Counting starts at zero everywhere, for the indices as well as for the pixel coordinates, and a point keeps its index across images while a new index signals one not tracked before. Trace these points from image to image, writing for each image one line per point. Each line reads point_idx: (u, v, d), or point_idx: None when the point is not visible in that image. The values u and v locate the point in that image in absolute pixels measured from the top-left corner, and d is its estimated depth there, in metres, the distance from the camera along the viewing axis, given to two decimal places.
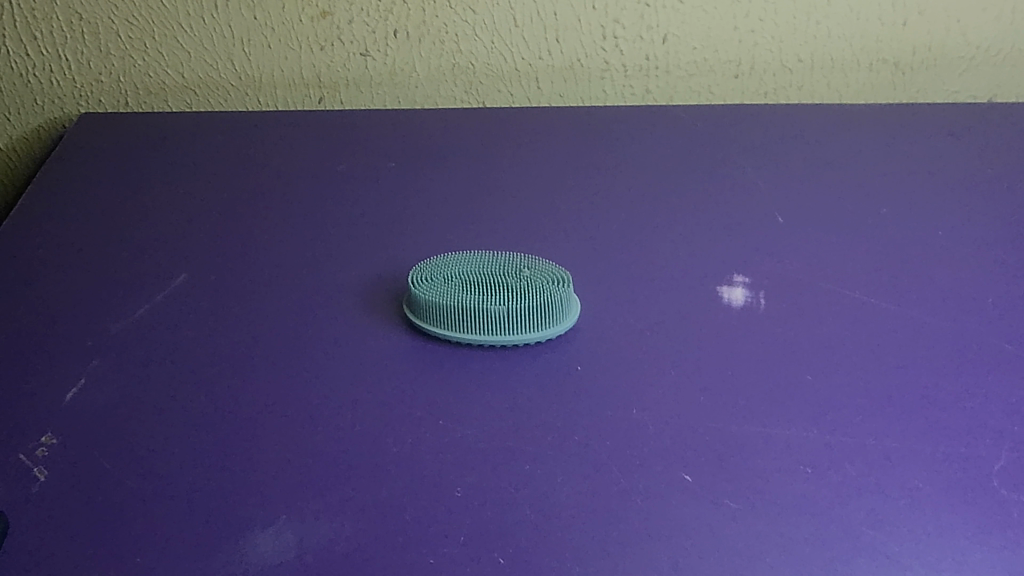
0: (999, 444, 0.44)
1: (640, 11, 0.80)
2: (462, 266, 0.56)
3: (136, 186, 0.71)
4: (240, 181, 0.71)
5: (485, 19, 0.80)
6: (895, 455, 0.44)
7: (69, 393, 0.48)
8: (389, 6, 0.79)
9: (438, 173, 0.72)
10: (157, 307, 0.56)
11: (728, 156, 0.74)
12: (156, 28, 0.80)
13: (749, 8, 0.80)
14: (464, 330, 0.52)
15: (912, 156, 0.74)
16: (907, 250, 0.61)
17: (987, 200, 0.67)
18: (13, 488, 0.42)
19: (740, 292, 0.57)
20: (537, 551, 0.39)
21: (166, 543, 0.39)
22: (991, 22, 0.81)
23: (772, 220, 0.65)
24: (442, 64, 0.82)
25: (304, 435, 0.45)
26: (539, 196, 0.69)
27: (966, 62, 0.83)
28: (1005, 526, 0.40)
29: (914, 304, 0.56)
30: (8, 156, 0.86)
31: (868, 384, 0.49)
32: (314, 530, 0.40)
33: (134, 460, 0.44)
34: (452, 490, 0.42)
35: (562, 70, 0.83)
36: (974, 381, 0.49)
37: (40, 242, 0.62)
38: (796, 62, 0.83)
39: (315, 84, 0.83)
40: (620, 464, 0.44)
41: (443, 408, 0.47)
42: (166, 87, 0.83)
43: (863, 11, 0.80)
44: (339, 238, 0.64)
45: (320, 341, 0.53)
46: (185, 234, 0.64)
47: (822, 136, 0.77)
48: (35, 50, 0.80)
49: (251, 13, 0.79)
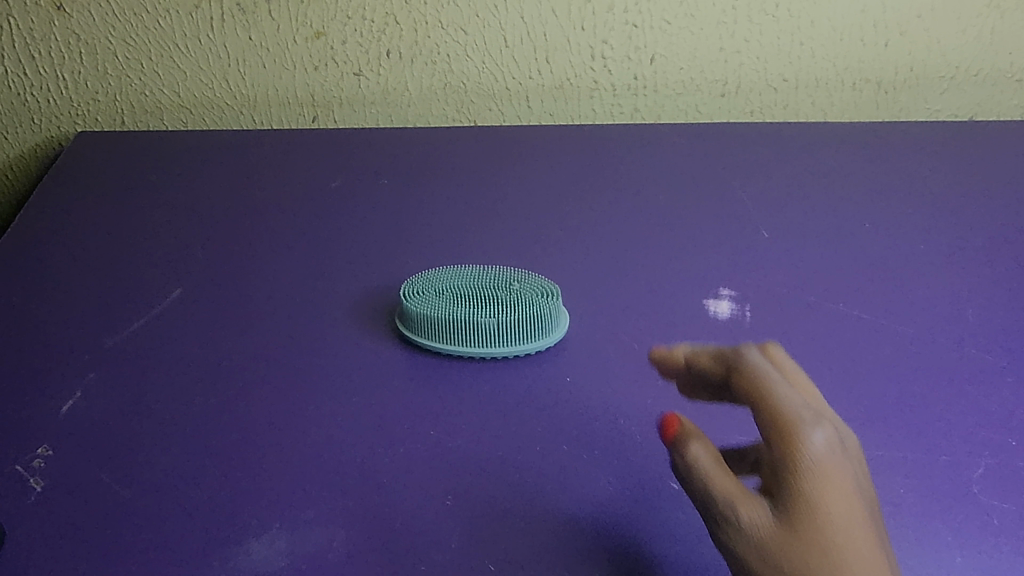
0: (979, 452, 0.45)
1: (628, 32, 0.81)
2: (454, 280, 0.57)
3: (131, 202, 0.71)
4: (236, 197, 0.72)
5: (476, 40, 0.81)
6: (877, 462, 0.45)
7: (65, 406, 0.49)
8: (382, 27, 0.80)
9: (431, 189, 0.74)
10: (153, 321, 0.57)
11: (715, 172, 0.76)
12: (153, 49, 0.81)
13: (734, 28, 0.82)
14: (455, 343, 0.53)
15: (895, 171, 0.75)
16: (890, 263, 0.63)
17: (967, 215, 0.68)
18: (10, 500, 0.42)
19: (727, 304, 0.58)
20: (527, 558, 0.40)
21: (162, 551, 0.40)
22: (971, 42, 0.83)
23: (758, 234, 0.66)
24: (435, 83, 0.84)
25: (297, 445, 0.46)
26: (530, 211, 0.70)
27: (947, 81, 0.85)
28: (985, 531, 0.41)
29: (896, 315, 0.57)
30: (5, 174, 0.87)
31: (851, 394, 0.50)
32: (308, 538, 0.40)
33: (129, 470, 0.44)
34: (444, 498, 0.43)
35: (552, 89, 0.84)
36: (955, 391, 0.50)
37: (37, 259, 0.63)
38: (781, 81, 0.85)
39: (309, 103, 0.84)
40: (609, 473, 0.44)
41: (435, 419, 0.48)
42: (162, 105, 0.84)
43: (845, 32, 0.82)
44: (332, 253, 0.65)
45: (314, 353, 0.54)
46: (180, 250, 0.65)
47: (807, 152, 0.79)
48: (33, 70, 0.81)
49: (246, 34, 0.80)
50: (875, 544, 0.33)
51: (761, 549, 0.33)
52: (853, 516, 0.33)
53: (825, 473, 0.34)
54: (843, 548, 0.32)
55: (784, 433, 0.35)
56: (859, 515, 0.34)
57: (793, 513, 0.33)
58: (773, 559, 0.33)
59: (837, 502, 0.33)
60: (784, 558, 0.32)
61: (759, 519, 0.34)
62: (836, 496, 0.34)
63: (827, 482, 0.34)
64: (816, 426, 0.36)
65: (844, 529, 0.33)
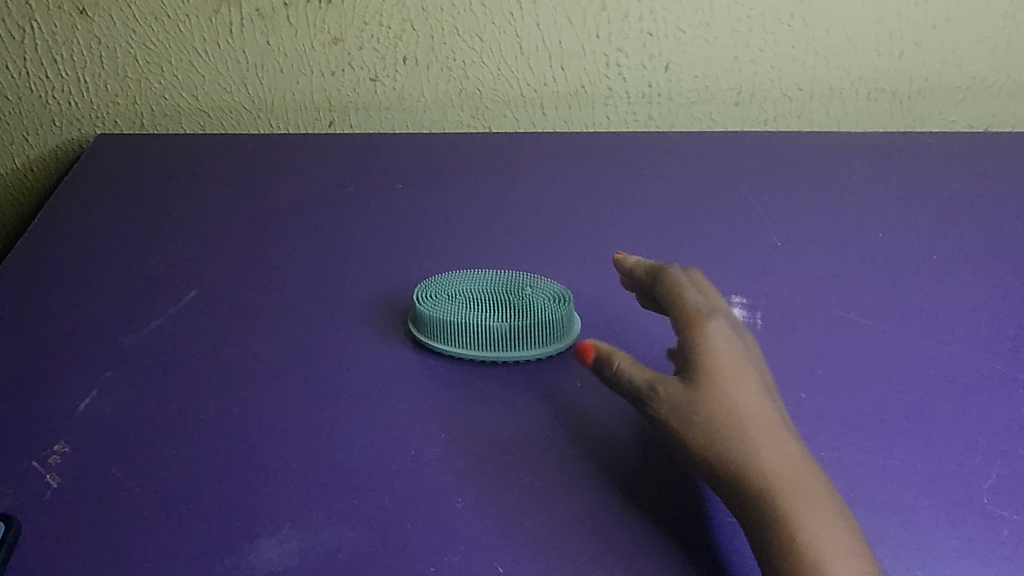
0: (989, 462, 0.45)
1: (642, 40, 0.82)
2: (467, 285, 0.58)
3: (149, 204, 0.72)
4: (252, 200, 0.73)
5: (492, 47, 0.82)
6: (887, 472, 0.45)
7: (82, 404, 0.49)
8: (398, 33, 0.81)
9: (445, 194, 0.74)
10: (169, 321, 0.57)
11: (730, 181, 0.76)
12: (173, 53, 0.82)
13: (749, 37, 0.82)
14: (468, 348, 0.53)
15: (909, 182, 0.75)
16: (903, 273, 0.63)
17: (981, 225, 0.68)
18: (27, 496, 0.43)
19: (739, 313, 0.58)
20: (535, 560, 0.40)
21: (174, 549, 0.40)
22: (986, 53, 0.83)
23: (771, 243, 0.67)
24: (450, 89, 0.84)
25: (310, 446, 0.47)
26: (544, 217, 0.71)
27: (963, 92, 0.85)
28: (993, 541, 0.41)
29: (908, 325, 0.57)
30: (26, 174, 0.88)
31: (861, 403, 0.50)
32: (318, 537, 0.41)
33: (143, 468, 0.45)
34: (454, 501, 0.43)
35: (567, 97, 0.85)
36: (967, 402, 0.50)
37: (56, 258, 0.64)
38: (796, 90, 0.85)
39: (326, 108, 0.85)
40: (618, 478, 0.45)
41: (445, 423, 0.48)
42: (181, 109, 0.85)
43: (860, 42, 0.82)
44: (346, 256, 0.65)
45: (327, 355, 0.54)
46: (196, 252, 0.65)
47: (821, 162, 0.79)
48: (55, 72, 0.82)
49: (265, 40, 0.81)
50: (767, 398, 0.41)
51: (675, 409, 0.40)
52: (745, 376, 0.41)
53: (721, 348, 0.42)
54: (737, 397, 0.40)
55: (687, 324, 0.44)
56: (751, 375, 0.41)
57: (697, 377, 0.41)
58: (686, 412, 0.40)
59: (731, 367, 0.41)
60: (690, 410, 0.40)
61: (672, 386, 0.41)
62: (729, 361, 0.42)
63: (722, 353, 0.42)
64: (713, 316, 0.45)
65: (739, 382, 0.41)
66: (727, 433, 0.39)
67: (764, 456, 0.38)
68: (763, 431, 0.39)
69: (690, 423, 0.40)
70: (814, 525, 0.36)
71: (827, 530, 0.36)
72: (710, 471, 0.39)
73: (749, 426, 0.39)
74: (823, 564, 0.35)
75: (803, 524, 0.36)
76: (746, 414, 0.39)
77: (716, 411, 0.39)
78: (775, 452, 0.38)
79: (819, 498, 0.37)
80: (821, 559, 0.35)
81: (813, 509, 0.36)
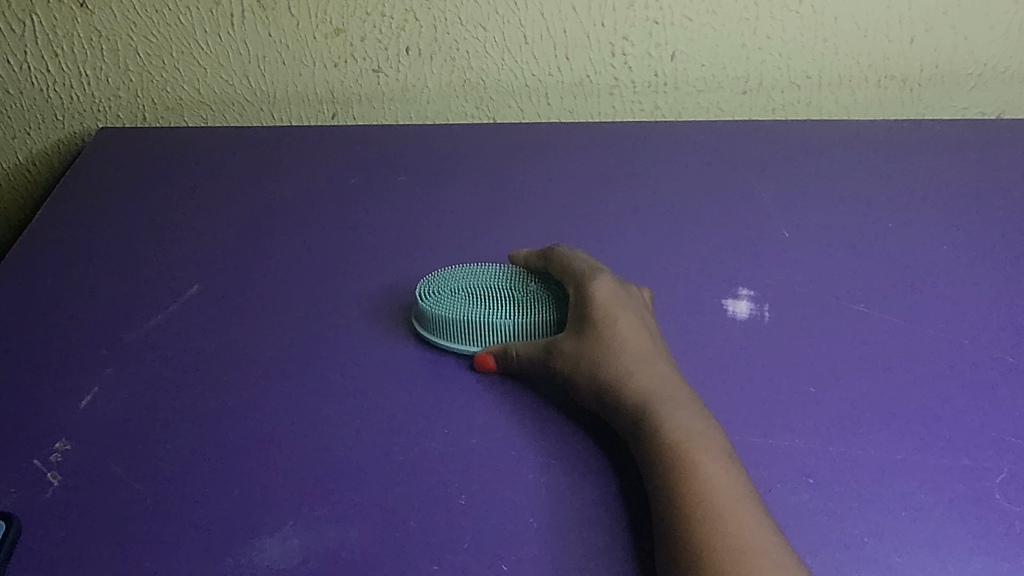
0: (1002, 456, 0.44)
1: (648, 29, 0.80)
2: (470, 278, 0.57)
3: (151, 199, 0.72)
4: (254, 193, 0.72)
5: (495, 36, 0.81)
6: (895, 467, 0.44)
7: (83, 401, 0.49)
8: (401, 24, 0.80)
9: (447, 186, 0.73)
10: (172, 317, 0.57)
11: (736, 171, 0.75)
12: (174, 45, 0.81)
13: (757, 25, 0.80)
14: (469, 344, 0.52)
15: (917, 169, 0.74)
16: (912, 263, 0.62)
17: (991, 214, 0.67)
18: (28, 495, 0.43)
19: (746, 305, 0.57)
20: (540, 560, 0.39)
21: (176, 547, 0.40)
22: (999, 39, 0.81)
23: (778, 234, 0.66)
24: (453, 80, 0.83)
25: (311, 440, 0.46)
26: (548, 208, 0.70)
27: (974, 78, 0.83)
28: (1005, 538, 0.40)
29: (919, 316, 0.56)
30: (29, 168, 0.88)
31: (869, 396, 0.49)
32: (321, 535, 0.40)
33: (144, 465, 0.44)
34: (457, 497, 0.42)
35: (572, 86, 0.84)
36: (979, 395, 0.49)
37: (57, 255, 0.64)
38: (804, 78, 0.84)
39: (329, 100, 0.85)
40: (623, 473, 0.44)
41: (449, 417, 0.48)
42: (183, 102, 0.85)
43: (869, 28, 0.80)
44: (349, 250, 0.65)
45: (328, 351, 0.54)
46: (198, 247, 0.65)
47: (828, 150, 0.78)
48: (56, 66, 0.82)
49: (266, 30, 0.80)
50: (641, 336, 0.49)
51: (567, 356, 0.48)
52: (622, 321, 0.49)
53: (602, 303, 0.50)
54: (613, 338, 0.48)
55: (577, 289, 0.52)
56: (627, 320, 0.49)
57: (583, 330, 0.49)
58: (576, 357, 0.48)
59: (610, 317, 0.49)
60: (577, 356, 0.48)
61: (564, 341, 0.49)
62: (611, 311, 0.50)
63: (603, 308, 0.50)
64: (598, 278, 0.53)
65: (615, 326, 0.49)
66: (609, 365, 0.46)
67: (635, 377, 0.46)
68: (635, 359, 0.47)
69: (580, 365, 0.47)
70: (677, 415, 0.43)
71: (690, 419, 0.43)
72: (599, 400, 0.46)
73: (624, 358, 0.47)
74: (683, 443, 0.41)
75: (665, 418, 0.43)
76: (620, 349, 0.47)
77: (599, 351, 0.47)
78: (646, 373, 0.46)
79: (682, 399, 0.44)
80: (685, 438, 0.42)
81: (678, 407, 0.44)
